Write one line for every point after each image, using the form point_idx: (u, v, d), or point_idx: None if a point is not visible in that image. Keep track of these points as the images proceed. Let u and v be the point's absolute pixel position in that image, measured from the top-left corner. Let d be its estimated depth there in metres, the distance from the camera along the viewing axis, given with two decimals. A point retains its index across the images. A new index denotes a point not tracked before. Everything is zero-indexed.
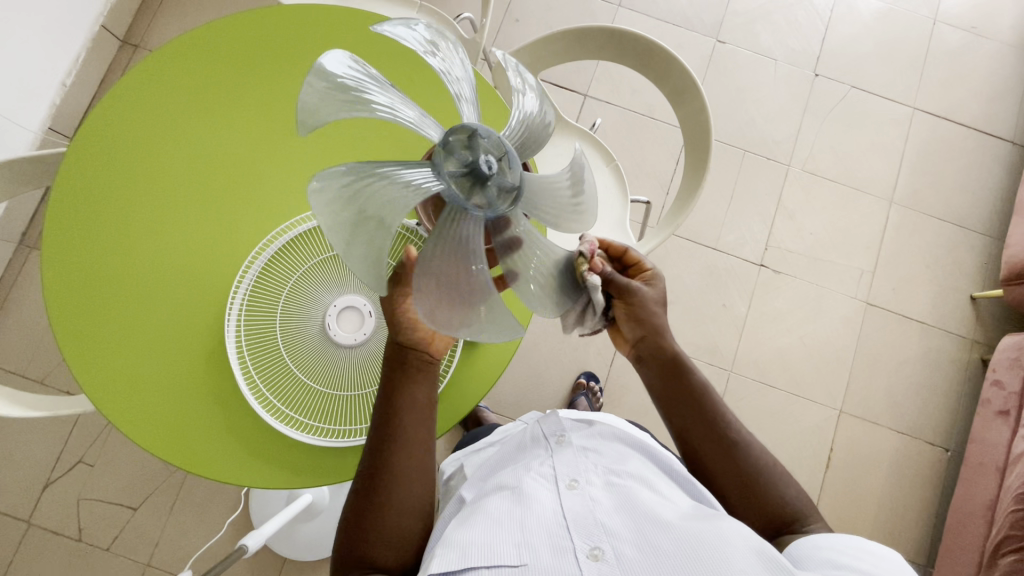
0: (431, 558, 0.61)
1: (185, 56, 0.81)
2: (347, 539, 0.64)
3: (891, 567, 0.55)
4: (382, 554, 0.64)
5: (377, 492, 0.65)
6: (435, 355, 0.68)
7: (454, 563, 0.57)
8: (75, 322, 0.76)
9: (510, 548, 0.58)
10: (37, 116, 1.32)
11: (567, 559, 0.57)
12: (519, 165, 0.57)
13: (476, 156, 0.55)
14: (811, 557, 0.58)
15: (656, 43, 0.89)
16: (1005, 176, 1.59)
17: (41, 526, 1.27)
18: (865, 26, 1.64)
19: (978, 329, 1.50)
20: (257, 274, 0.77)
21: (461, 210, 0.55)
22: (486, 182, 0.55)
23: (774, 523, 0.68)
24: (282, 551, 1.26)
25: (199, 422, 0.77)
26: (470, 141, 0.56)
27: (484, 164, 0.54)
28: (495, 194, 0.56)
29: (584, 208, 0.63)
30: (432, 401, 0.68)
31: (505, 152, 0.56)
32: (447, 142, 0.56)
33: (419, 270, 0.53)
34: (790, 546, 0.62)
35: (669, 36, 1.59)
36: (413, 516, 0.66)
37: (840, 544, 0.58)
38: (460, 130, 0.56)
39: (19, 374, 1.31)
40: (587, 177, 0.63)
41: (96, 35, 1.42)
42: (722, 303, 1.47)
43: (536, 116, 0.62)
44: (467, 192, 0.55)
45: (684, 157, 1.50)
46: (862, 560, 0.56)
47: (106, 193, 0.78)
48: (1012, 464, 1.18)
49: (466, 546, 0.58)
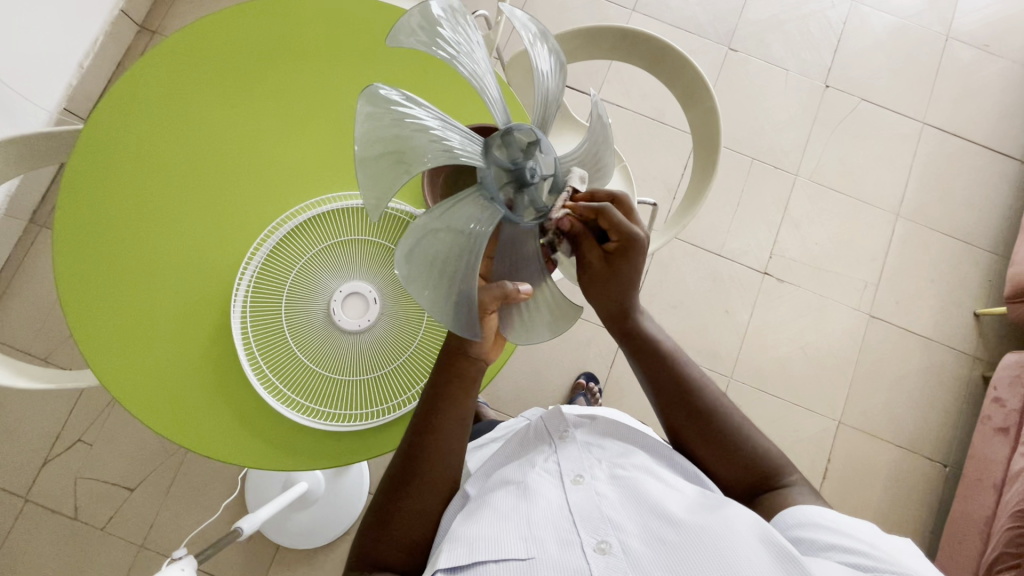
0: (437, 552, 0.61)
1: (202, 40, 0.82)
2: (372, 534, 0.66)
3: (885, 545, 0.57)
4: (393, 553, 0.65)
5: (404, 488, 0.66)
6: (485, 364, 0.67)
7: (462, 557, 0.57)
8: (82, 298, 0.77)
9: (517, 542, 0.58)
10: (54, 96, 1.34)
11: (575, 553, 0.58)
12: (550, 150, 0.57)
13: (514, 159, 0.55)
14: (808, 541, 0.59)
15: (669, 44, 0.90)
16: (1012, 194, 1.59)
17: (38, 504, 1.28)
18: (878, 40, 1.65)
19: (979, 345, 1.50)
20: (265, 257, 0.77)
21: (516, 222, 0.56)
22: (529, 190, 0.56)
23: (751, 482, 0.71)
24: (276, 538, 1.27)
25: (203, 403, 0.78)
26: (503, 143, 0.55)
27: (528, 173, 0.54)
28: (531, 205, 0.57)
29: (602, 170, 0.66)
30: (470, 409, 0.68)
31: (550, 176, 0.57)
32: (485, 153, 0.54)
33: (514, 294, 0.58)
34: (778, 519, 0.64)
35: (682, 42, 1.60)
36: (419, 511, 0.66)
37: (827, 521, 0.60)
38: (519, 129, 0.55)
39: (23, 351, 1.32)
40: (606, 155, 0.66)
41: (115, 19, 1.44)
42: (724, 309, 1.47)
43: (551, 80, 0.58)
44: (515, 200, 0.56)
45: (691, 162, 1.51)
46: (859, 541, 0.57)
47: (118, 173, 0.79)
48: (1010, 481, 1.18)
49: (473, 540, 0.58)
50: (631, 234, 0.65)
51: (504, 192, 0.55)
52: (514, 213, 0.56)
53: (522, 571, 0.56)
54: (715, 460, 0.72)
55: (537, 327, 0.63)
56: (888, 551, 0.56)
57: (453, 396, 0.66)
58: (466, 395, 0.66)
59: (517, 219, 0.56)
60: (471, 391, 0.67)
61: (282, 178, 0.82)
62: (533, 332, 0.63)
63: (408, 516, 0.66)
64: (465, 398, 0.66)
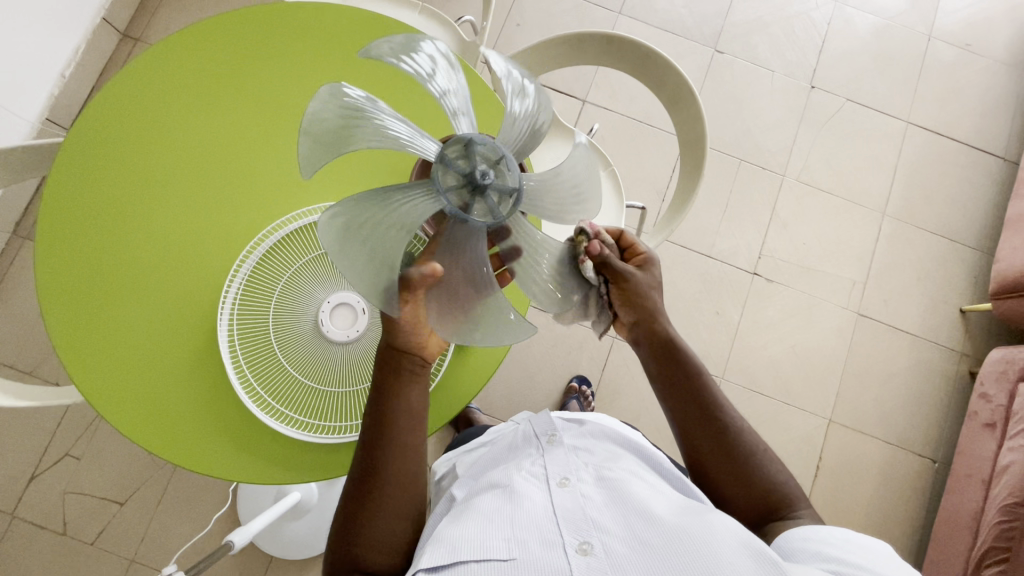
0: (420, 553, 0.61)
1: (185, 51, 0.81)
2: (345, 539, 0.64)
3: (880, 561, 0.56)
4: (373, 559, 0.64)
5: (370, 491, 0.65)
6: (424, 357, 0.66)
7: (443, 558, 0.56)
8: (67, 315, 0.76)
9: (499, 543, 0.58)
10: (34, 106, 1.32)
11: (556, 553, 0.57)
12: (516, 168, 0.58)
13: (473, 166, 0.56)
14: (801, 550, 0.59)
15: (655, 51, 0.90)
16: (996, 191, 1.61)
17: (26, 520, 1.26)
18: (862, 40, 1.66)
19: (966, 342, 1.51)
20: (252, 268, 0.77)
21: (464, 220, 0.57)
22: (484, 195, 0.56)
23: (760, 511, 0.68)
24: (268, 550, 1.26)
25: (189, 417, 0.77)
26: (465, 152, 0.57)
27: (481, 176, 0.55)
28: (483, 214, 0.57)
29: (585, 201, 0.65)
30: (419, 400, 0.68)
31: (514, 192, 0.57)
32: (442, 155, 0.56)
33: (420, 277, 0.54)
34: (778, 539, 0.63)
35: (668, 45, 1.61)
36: (395, 515, 0.65)
37: (828, 536, 0.59)
38: (481, 140, 0.57)
39: (7, 365, 1.30)
40: (585, 182, 0.65)
41: (96, 28, 1.42)
42: (714, 310, 1.48)
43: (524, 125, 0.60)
44: (468, 203, 0.56)
45: (680, 164, 1.51)
46: (851, 553, 0.56)
47: (101, 186, 0.78)
48: (997, 476, 1.19)
49: (456, 541, 0.58)
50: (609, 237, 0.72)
51: (457, 195, 0.56)
52: (459, 213, 0.56)
53: (504, 571, 0.55)
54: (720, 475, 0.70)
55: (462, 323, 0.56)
56: (878, 565, 0.55)
57: (398, 388, 0.66)
58: (419, 389, 0.67)
59: (462, 218, 0.57)
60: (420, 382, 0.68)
61: (268, 189, 0.81)
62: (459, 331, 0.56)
63: (381, 521, 0.64)
64: (415, 392, 0.67)
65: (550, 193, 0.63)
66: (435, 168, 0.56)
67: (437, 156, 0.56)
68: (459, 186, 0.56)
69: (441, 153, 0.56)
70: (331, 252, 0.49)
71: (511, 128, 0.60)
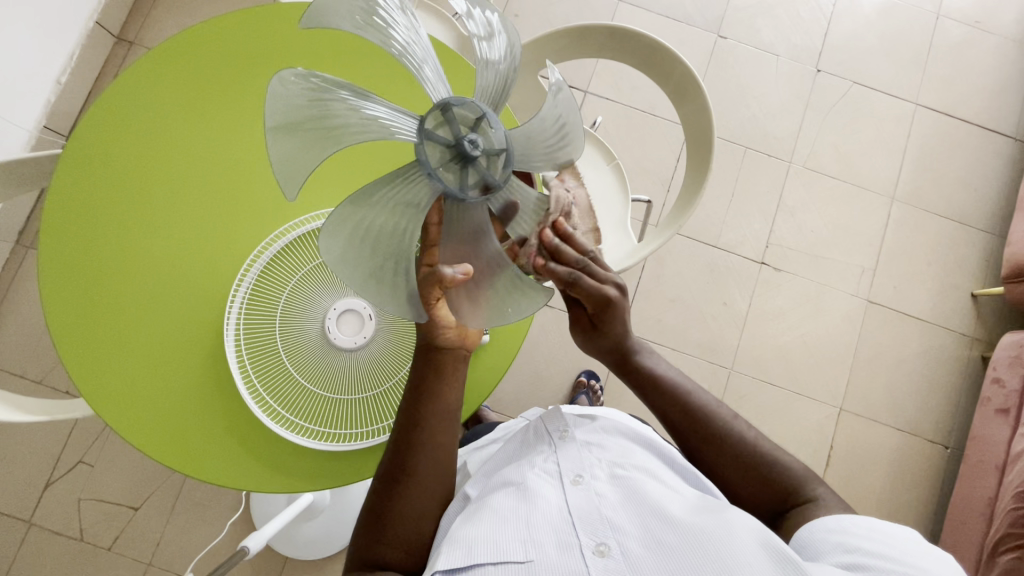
0: (435, 555, 0.60)
1: (180, 58, 0.80)
2: (365, 537, 0.65)
3: (902, 546, 0.56)
4: (391, 553, 0.64)
5: (395, 491, 0.64)
6: (464, 352, 0.66)
7: (460, 560, 0.56)
8: (73, 333, 0.75)
9: (516, 545, 0.57)
10: (32, 115, 1.31)
11: (574, 556, 0.57)
12: (508, 165, 0.56)
13: (456, 134, 0.53)
14: (823, 541, 0.59)
15: (659, 41, 0.88)
16: (1006, 172, 1.58)
17: (42, 527, 1.27)
18: (868, 20, 1.63)
19: (977, 326, 1.50)
20: (258, 274, 0.76)
21: (429, 171, 0.53)
22: (473, 164, 0.54)
23: (774, 498, 0.69)
24: (283, 551, 1.27)
25: (198, 425, 0.77)
26: (468, 122, 0.54)
27: (469, 145, 0.53)
28: (458, 186, 0.54)
29: (568, 144, 0.59)
30: (454, 405, 0.67)
31: (497, 179, 0.56)
32: (442, 110, 0.53)
33: (451, 278, 0.55)
34: (799, 531, 0.63)
35: (670, 32, 1.58)
36: (418, 512, 0.65)
37: (854, 527, 0.59)
38: (458, 101, 0.53)
39: (17, 375, 1.31)
40: (571, 130, 0.59)
41: (90, 31, 1.41)
42: (722, 301, 1.47)
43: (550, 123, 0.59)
44: (458, 175, 0.54)
45: (684, 154, 1.49)
46: (873, 542, 0.56)
47: (101, 202, 0.77)
48: (1011, 463, 1.18)
49: (473, 542, 0.58)
50: (607, 295, 0.69)
51: (446, 168, 0.54)
52: (429, 167, 0.53)
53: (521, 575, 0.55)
54: (736, 479, 0.70)
55: (500, 308, 0.57)
56: (899, 551, 0.55)
57: (434, 389, 0.65)
58: (453, 386, 0.66)
59: (427, 171, 0.53)
60: (454, 383, 0.67)
61: (272, 193, 0.80)
62: (492, 315, 0.57)
63: (401, 525, 0.64)
64: (448, 392, 0.66)
65: (537, 147, 0.59)
66: (432, 111, 0.53)
67: (440, 104, 0.53)
68: (444, 144, 0.53)
69: (442, 107, 0.53)
70: (279, 88, 0.46)
71: (528, 137, 0.58)
